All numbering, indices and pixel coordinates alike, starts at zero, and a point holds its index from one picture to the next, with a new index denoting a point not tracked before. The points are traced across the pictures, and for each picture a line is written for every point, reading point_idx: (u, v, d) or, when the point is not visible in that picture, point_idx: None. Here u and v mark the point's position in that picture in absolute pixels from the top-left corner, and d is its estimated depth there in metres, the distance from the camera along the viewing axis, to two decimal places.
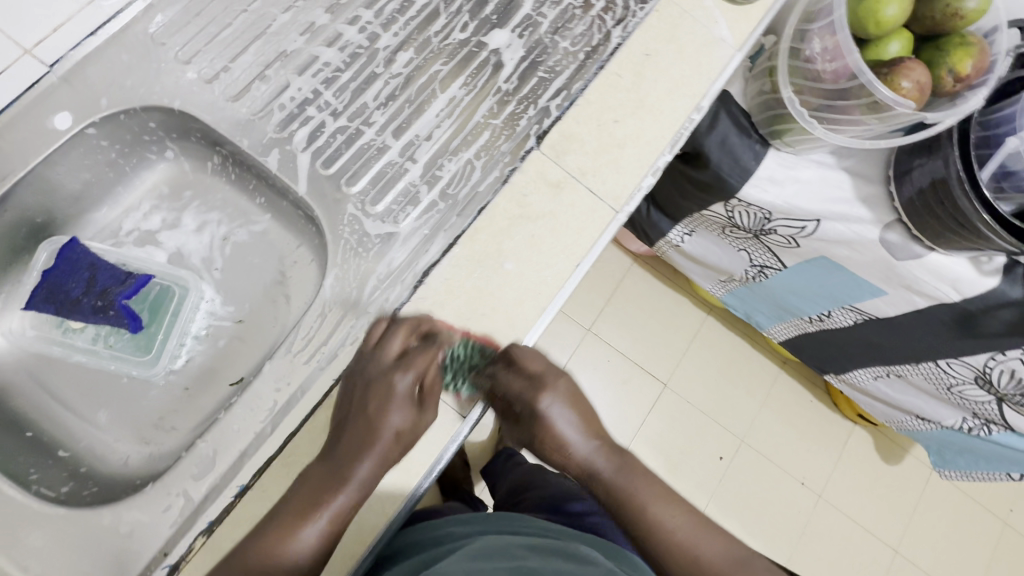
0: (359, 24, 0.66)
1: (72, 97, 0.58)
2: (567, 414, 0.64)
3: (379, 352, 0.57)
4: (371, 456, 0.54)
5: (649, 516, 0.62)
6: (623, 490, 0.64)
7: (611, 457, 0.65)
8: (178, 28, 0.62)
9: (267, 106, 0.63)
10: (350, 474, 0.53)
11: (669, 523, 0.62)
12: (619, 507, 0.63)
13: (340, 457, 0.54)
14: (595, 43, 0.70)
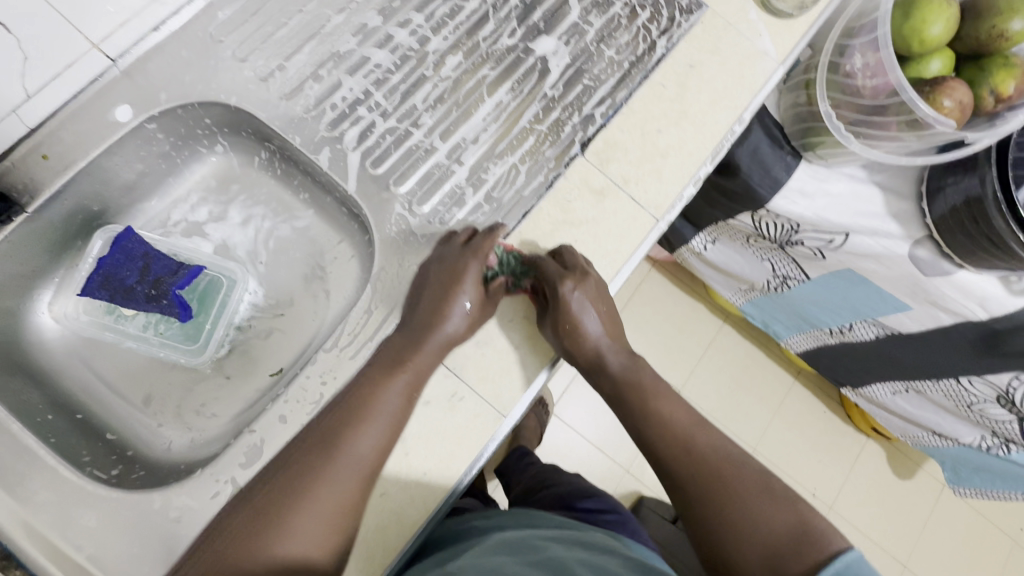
0: (411, 27, 0.67)
1: (136, 90, 0.61)
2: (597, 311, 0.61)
3: (447, 245, 0.60)
4: (431, 347, 0.56)
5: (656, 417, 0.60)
6: (639, 396, 0.61)
7: (628, 361, 0.63)
8: (236, 26, 0.64)
9: (320, 104, 0.64)
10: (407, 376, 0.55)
11: (690, 436, 0.59)
12: (637, 413, 0.61)
13: (393, 362, 0.55)
14: (640, 52, 0.70)
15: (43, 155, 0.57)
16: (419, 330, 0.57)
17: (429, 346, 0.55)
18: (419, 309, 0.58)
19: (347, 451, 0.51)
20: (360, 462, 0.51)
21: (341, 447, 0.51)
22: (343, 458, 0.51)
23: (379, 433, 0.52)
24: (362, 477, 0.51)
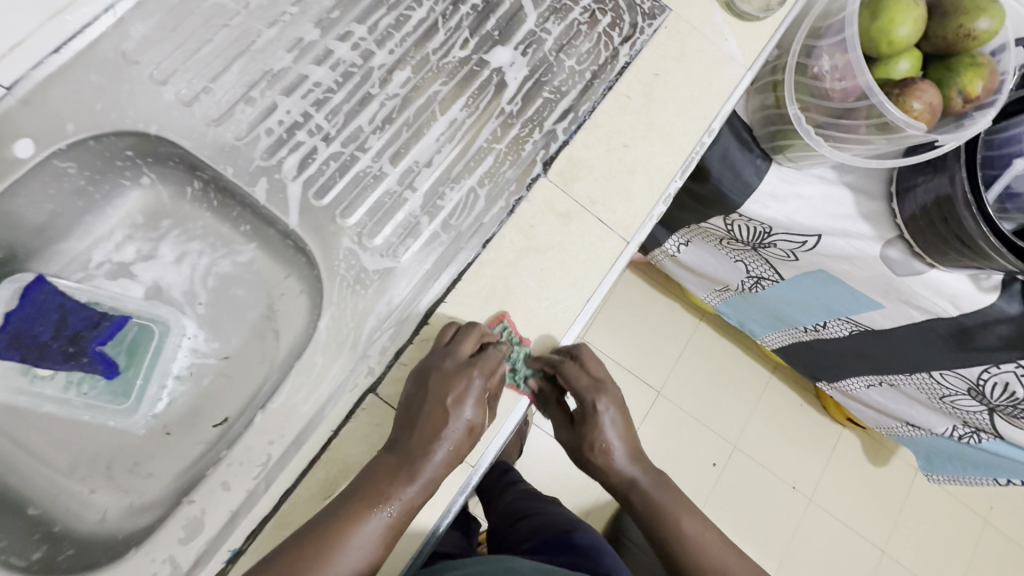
0: (352, 40, 0.62)
1: (36, 120, 0.53)
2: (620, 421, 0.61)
3: (457, 347, 0.53)
4: (444, 448, 0.51)
5: (677, 523, 0.60)
6: (637, 490, 0.61)
7: (649, 472, 0.62)
8: (152, 44, 0.57)
9: (253, 129, 0.58)
10: (421, 478, 0.50)
11: (685, 529, 0.60)
12: (646, 514, 0.61)
13: (393, 471, 0.50)
14: (603, 61, 0.66)
15: None
16: (434, 427, 0.52)
17: (443, 450, 0.51)
18: (432, 410, 0.52)
19: (350, 555, 0.48)
20: (360, 564, 0.48)
21: (346, 550, 0.47)
22: (347, 557, 0.48)
23: (383, 532, 0.49)
24: (361, 572, 0.49)
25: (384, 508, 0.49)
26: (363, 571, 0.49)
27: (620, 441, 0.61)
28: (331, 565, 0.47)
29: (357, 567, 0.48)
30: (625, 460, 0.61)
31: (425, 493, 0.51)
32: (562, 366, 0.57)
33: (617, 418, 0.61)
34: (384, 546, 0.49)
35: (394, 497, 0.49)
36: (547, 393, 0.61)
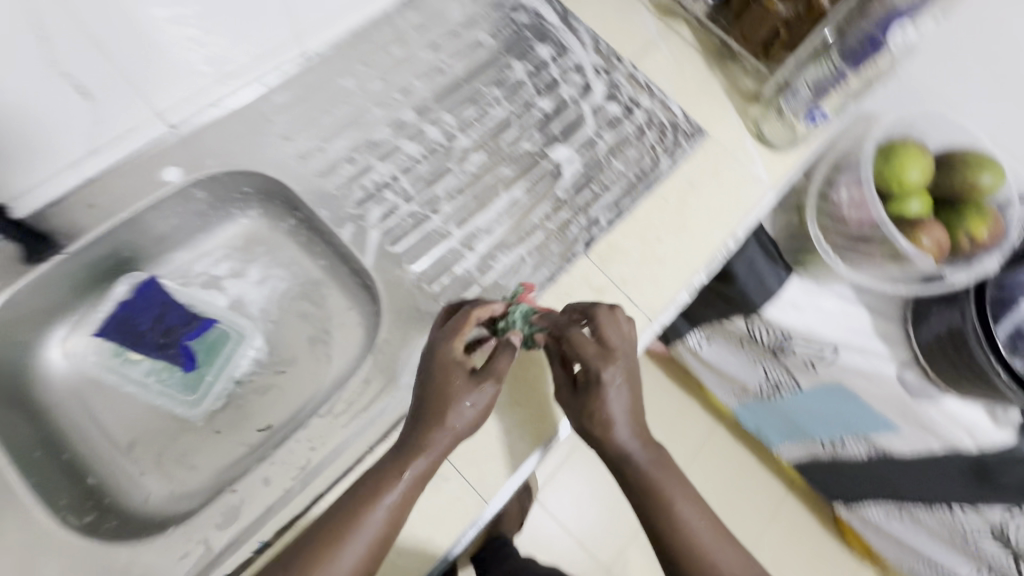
0: (441, 126, 0.75)
1: (188, 156, 0.67)
2: (629, 394, 0.58)
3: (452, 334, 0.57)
4: (460, 421, 0.53)
5: (671, 508, 0.58)
6: (637, 472, 0.59)
7: (650, 447, 0.59)
8: (286, 110, 0.72)
9: (349, 184, 0.70)
10: (430, 449, 0.52)
11: (679, 511, 0.58)
12: (641, 493, 0.59)
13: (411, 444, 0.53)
14: (646, 167, 0.77)
15: (90, 204, 0.63)
16: (438, 408, 0.53)
17: (443, 429, 0.52)
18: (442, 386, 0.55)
19: (366, 517, 0.50)
20: (379, 524, 0.51)
21: (364, 510, 0.51)
22: (365, 521, 0.50)
23: (398, 497, 0.51)
24: (384, 529, 0.51)
25: (393, 479, 0.52)
26: (384, 528, 0.51)
27: (625, 416, 0.58)
28: (353, 525, 0.50)
29: (376, 527, 0.50)
30: (630, 435, 0.58)
31: (438, 459, 0.53)
32: (565, 329, 0.58)
33: (622, 390, 0.57)
34: (401, 507, 0.52)
35: (402, 465, 0.52)
36: (552, 357, 0.61)
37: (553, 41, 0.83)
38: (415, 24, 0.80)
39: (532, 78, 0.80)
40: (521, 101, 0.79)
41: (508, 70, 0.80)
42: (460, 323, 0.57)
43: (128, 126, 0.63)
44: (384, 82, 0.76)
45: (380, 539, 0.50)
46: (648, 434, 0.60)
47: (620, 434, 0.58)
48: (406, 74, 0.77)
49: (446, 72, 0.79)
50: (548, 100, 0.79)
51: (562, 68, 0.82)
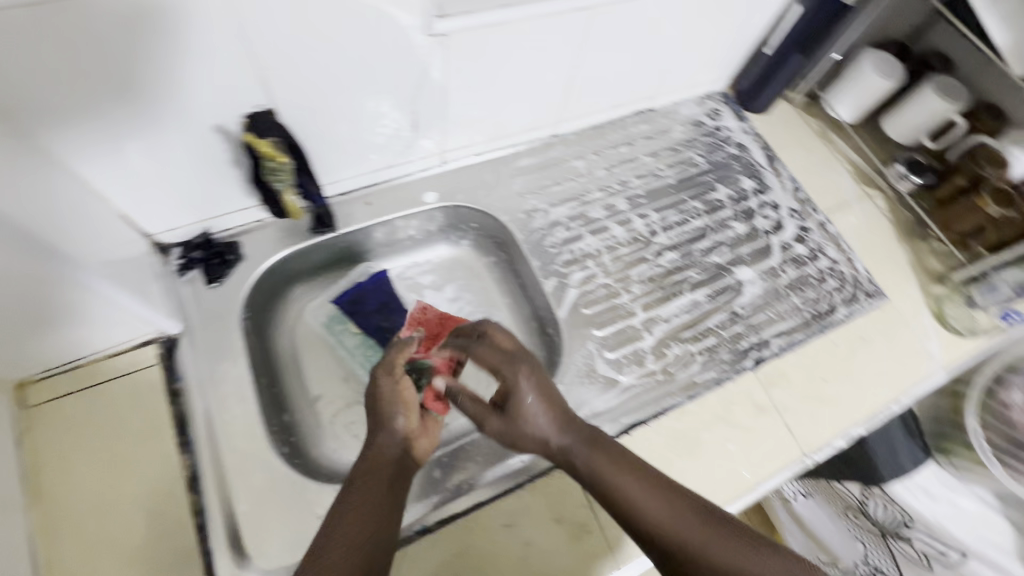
0: (647, 220, 0.86)
1: (445, 187, 0.82)
2: (552, 406, 0.59)
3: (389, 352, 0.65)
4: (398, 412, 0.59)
5: (618, 482, 0.55)
6: (583, 464, 0.57)
7: (571, 429, 0.59)
8: (527, 173, 0.86)
9: (562, 245, 0.81)
10: (378, 455, 0.56)
11: (636, 495, 0.53)
12: (596, 484, 0.56)
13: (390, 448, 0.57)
14: (823, 309, 0.82)
15: (367, 203, 0.78)
16: (382, 416, 0.59)
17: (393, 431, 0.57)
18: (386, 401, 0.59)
19: (344, 522, 0.50)
20: (361, 533, 0.50)
21: (347, 518, 0.50)
22: (341, 522, 0.50)
23: (368, 502, 0.52)
24: (369, 538, 0.50)
25: (356, 487, 0.53)
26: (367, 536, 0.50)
27: (547, 410, 0.59)
28: (339, 531, 0.50)
29: (361, 533, 0.50)
30: (544, 430, 0.58)
31: (395, 465, 0.56)
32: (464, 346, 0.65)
33: (539, 391, 0.59)
34: (376, 512, 0.52)
35: (362, 473, 0.55)
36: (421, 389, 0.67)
37: (757, 177, 0.93)
38: (643, 134, 0.94)
39: (732, 203, 0.90)
40: (718, 220, 0.88)
41: (712, 191, 0.90)
42: (402, 345, 0.65)
43: (415, 155, 0.78)
44: (608, 172, 0.89)
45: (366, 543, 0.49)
46: (569, 416, 0.60)
47: (543, 430, 0.58)
48: (627, 171, 0.90)
49: (660, 178, 0.90)
50: (743, 225, 0.88)
51: (761, 202, 0.91)
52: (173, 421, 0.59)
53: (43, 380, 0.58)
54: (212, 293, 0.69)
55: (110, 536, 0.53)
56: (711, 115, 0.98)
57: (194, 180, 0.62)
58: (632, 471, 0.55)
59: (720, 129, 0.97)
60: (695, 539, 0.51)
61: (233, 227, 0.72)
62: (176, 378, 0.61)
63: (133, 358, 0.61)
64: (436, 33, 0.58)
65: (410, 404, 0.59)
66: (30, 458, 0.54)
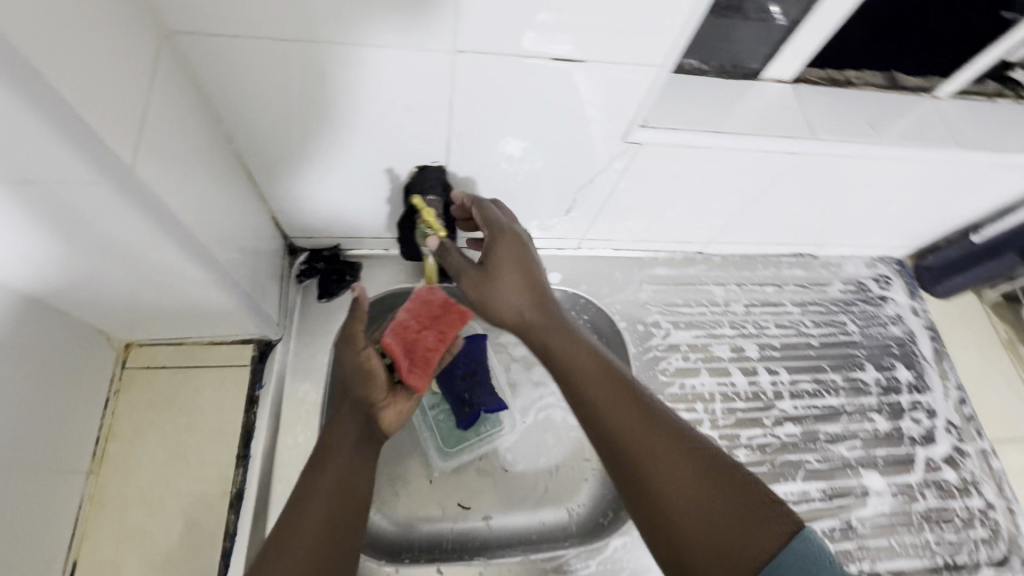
0: (775, 379, 0.76)
1: (572, 271, 0.77)
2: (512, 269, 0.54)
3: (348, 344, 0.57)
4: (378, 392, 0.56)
5: (580, 374, 0.49)
6: (551, 343, 0.52)
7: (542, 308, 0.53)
8: (659, 283, 0.79)
9: (674, 375, 0.74)
10: (343, 426, 0.53)
11: (598, 383, 0.48)
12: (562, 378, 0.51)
13: (357, 432, 0.54)
14: (959, 561, 0.68)
15: None
16: (352, 390, 0.55)
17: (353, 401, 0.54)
18: (354, 376, 0.56)
19: (311, 497, 0.48)
20: (325, 509, 0.48)
21: (310, 495, 0.48)
22: (312, 501, 0.48)
23: (325, 502, 0.48)
24: (333, 514, 0.48)
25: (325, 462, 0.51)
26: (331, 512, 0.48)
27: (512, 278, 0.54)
28: (305, 509, 0.47)
29: (322, 509, 0.48)
30: (519, 305, 0.53)
31: (360, 432, 0.53)
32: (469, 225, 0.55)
33: (520, 273, 0.54)
34: (342, 488, 0.50)
35: (330, 446, 0.52)
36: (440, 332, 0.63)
37: (917, 370, 0.80)
38: (796, 279, 0.84)
39: (880, 390, 0.77)
40: (858, 405, 0.76)
41: (859, 368, 0.79)
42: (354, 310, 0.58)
43: (555, 235, 0.73)
44: (746, 310, 0.80)
45: (330, 519, 0.47)
46: (544, 293, 0.54)
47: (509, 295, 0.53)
48: (767, 315, 0.80)
49: (802, 335, 0.80)
50: (886, 421, 0.75)
51: (913, 401, 0.77)
52: (242, 430, 0.58)
53: (145, 346, 0.59)
54: (319, 308, 0.68)
55: (145, 529, 0.52)
56: (880, 281, 0.87)
57: (344, 207, 0.62)
58: (603, 367, 0.49)
59: (886, 301, 0.85)
60: (640, 436, 0.44)
61: (360, 249, 0.71)
62: (259, 386, 0.60)
63: (229, 352, 0.61)
64: (632, 141, 0.55)
65: (372, 374, 0.56)
66: (109, 421, 0.55)
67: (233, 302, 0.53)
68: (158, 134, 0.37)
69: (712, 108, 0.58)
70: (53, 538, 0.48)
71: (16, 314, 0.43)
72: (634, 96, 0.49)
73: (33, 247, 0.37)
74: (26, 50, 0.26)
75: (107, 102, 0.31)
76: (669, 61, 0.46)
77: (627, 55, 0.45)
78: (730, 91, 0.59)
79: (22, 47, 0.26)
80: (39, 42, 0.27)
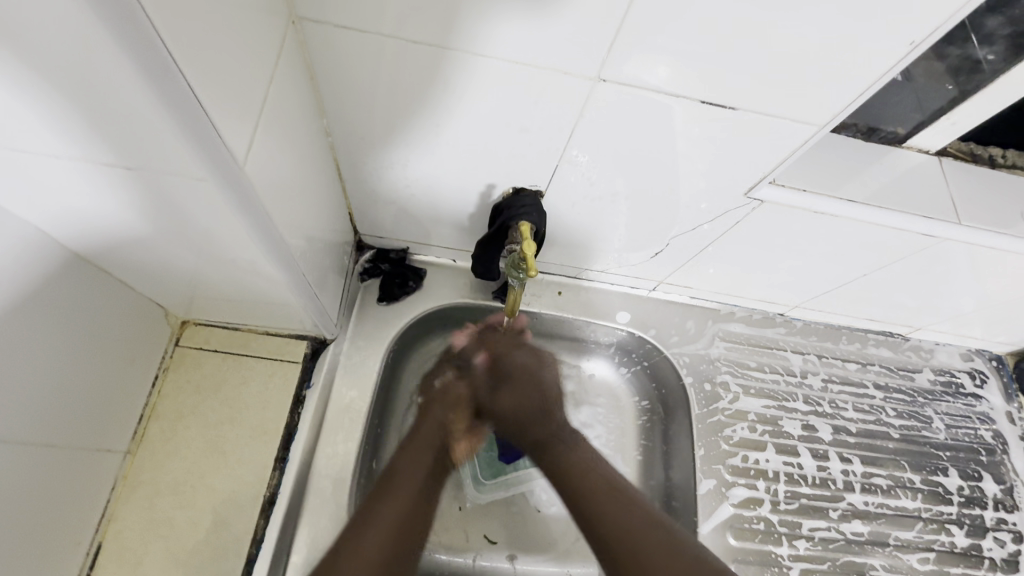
0: (847, 469, 0.70)
1: (643, 313, 0.72)
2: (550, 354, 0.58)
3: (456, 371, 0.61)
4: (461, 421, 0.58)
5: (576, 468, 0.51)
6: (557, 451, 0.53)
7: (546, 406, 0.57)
8: (733, 342, 0.73)
9: (738, 446, 0.68)
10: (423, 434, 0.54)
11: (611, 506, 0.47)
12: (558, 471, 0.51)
13: (432, 448, 0.54)
14: None
15: (558, 293, 0.70)
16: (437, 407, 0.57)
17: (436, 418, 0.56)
18: (442, 402, 0.57)
19: (390, 495, 0.47)
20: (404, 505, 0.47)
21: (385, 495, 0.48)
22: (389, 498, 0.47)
23: (401, 503, 0.47)
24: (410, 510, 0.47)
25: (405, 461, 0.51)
26: (410, 508, 0.47)
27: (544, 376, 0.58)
28: (386, 504, 0.46)
29: (403, 505, 0.47)
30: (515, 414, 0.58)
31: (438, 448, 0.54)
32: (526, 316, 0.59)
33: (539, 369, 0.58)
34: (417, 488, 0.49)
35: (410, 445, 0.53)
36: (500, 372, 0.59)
37: (1006, 484, 0.73)
38: (883, 359, 0.76)
39: (961, 501, 0.71)
40: (936, 514, 0.69)
41: (941, 472, 0.72)
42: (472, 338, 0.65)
43: (633, 273, 0.68)
44: (824, 386, 0.74)
45: (410, 513, 0.47)
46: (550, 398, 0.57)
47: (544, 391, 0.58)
48: (846, 396, 0.74)
49: (881, 424, 0.73)
50: (965, 538, 0.69)
51: (999, 518, 0.71)
52: (283, 431, 0.55)
53: (201, 326, 0.57)
54: (377, 311, 0.65)
55: (173, 521, 0.50)
56: (975, 377, 0.78)
57: (424, 213, 0.58)
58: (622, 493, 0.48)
59: (978, 401, 0.77)
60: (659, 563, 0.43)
61: (428, 256, 0.68)
62: (307, 387, 0.57)
63: (282, 345, 0.58)
64: (755, 197, 0.50)
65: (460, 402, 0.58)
66: (153, 399, 0.54)
67: (300, 303, 0.50)
68: (271, 127, 0.34)
69: (842, 173, 0.52)
70: (84, 515, 0.47)
71: (84, 282, 0.42)
72: (777, 152, 0.45)
73: (120, 222, 0.36)
74: (172, 43, 0.23)
75: (233, 94, 0.28)
76: (832, 121, 0.41)
77: (783, 111, 0.40)
78: (864, 155, 0.54)
79: (168, 38, 0.23)
80: (185, 34, 0.24)
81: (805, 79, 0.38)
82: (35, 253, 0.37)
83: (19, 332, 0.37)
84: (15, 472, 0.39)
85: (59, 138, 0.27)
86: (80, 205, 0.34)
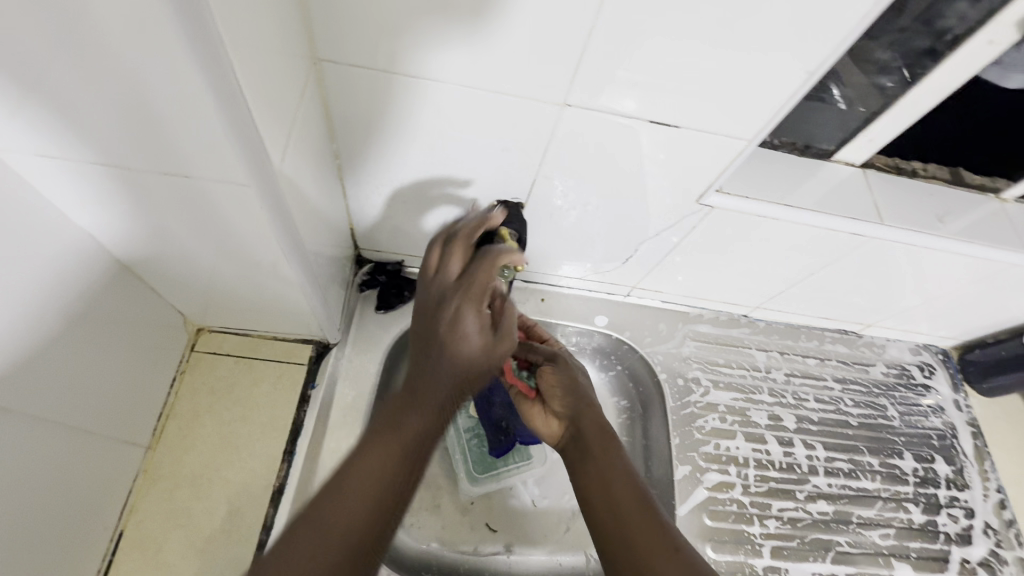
0: (811, 454, 0.76)
1: (619, 316, 0.78)
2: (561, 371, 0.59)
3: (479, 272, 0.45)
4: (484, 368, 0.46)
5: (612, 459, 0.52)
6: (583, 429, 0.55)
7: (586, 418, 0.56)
8: (703, 341, 0.80)
9: (710, 435, 0.74)
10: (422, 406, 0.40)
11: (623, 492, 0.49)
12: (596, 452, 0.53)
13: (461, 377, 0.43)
14: None
15: (541, 299, 0.76)
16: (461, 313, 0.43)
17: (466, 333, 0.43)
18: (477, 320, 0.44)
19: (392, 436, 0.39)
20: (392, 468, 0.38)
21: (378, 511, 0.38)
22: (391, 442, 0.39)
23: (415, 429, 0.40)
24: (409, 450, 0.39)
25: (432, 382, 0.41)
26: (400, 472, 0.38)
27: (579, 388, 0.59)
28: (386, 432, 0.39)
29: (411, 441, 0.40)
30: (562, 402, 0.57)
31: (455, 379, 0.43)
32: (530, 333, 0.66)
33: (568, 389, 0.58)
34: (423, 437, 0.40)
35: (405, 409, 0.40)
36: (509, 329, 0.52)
37: (956, 465, 0.79)
38: (839, 355, 0.84)
39: (917, 481, 0.77)
40: (894, 493, 0.76)
41: (896, 455, 0.78)
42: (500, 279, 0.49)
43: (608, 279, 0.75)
44: (787, 380, 0.81)
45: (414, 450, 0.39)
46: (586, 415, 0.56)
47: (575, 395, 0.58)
48: (808, 389, 0.81)
49: (841, 413, 0.80)
50: (921, 514, 0.75)
51: (951, 496, 0.77)
52: (291, 426, 0.60)
53: (214, 333, 0.62)
54: (375, 319, 0.70)
55: (190, 510, 0.54)
56: (924, 369, 0.86)
57: (418, 226, 0.65)
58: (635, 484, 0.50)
59: (928, 391, 0.84)
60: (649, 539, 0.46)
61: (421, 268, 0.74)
62: (312, 386, 0.62)
63: (289, 348, 0.64)
64: (707, 203, 0.58)
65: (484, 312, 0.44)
66: (172, 400, 0.58)
67: (307, 305, 0.55)
68: (296, 146, 0.41)
69: (780, 183, 0.60)
70: (109, 503, 0.51)
71: (124, 285, 0.47)
72: (720, 162, 0.52)
73: (160, 228, 0.42)
74: (232, 69, 0.30)
75: (268, 119, 0.35)
76: (758, 136, 0.49)
77: (719, 128, 0.49)
78: (799, 169, 0.62)
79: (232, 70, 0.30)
80: (243, 67, 0.31)
81: (734, 100, 0.46)
82: (86, 257, 0.43)
83: (67, 326, 0.42)
84: (54, 450, 0.43)
85: (128, 149, 0.34)
86: (131, 212, 0.40)
